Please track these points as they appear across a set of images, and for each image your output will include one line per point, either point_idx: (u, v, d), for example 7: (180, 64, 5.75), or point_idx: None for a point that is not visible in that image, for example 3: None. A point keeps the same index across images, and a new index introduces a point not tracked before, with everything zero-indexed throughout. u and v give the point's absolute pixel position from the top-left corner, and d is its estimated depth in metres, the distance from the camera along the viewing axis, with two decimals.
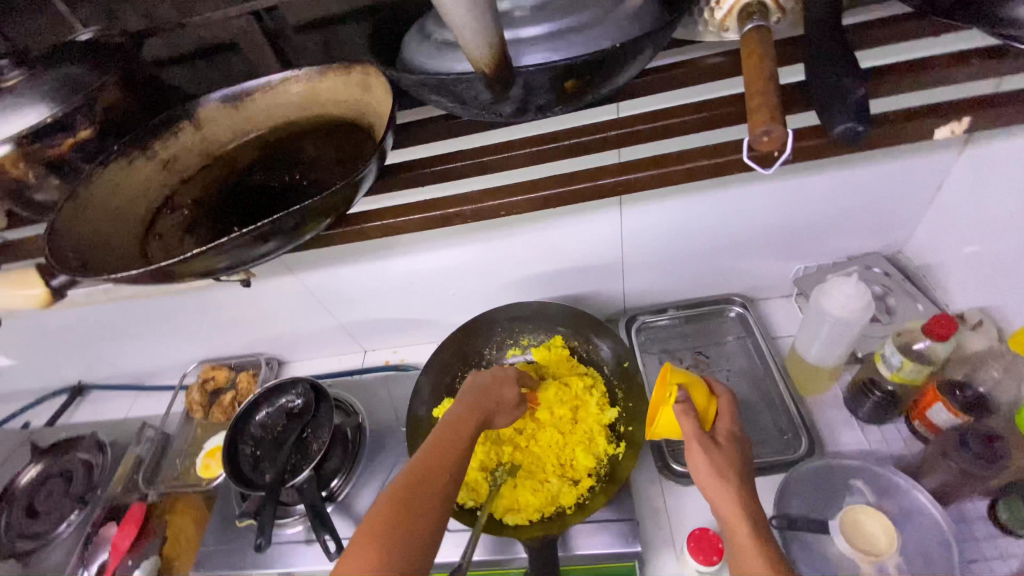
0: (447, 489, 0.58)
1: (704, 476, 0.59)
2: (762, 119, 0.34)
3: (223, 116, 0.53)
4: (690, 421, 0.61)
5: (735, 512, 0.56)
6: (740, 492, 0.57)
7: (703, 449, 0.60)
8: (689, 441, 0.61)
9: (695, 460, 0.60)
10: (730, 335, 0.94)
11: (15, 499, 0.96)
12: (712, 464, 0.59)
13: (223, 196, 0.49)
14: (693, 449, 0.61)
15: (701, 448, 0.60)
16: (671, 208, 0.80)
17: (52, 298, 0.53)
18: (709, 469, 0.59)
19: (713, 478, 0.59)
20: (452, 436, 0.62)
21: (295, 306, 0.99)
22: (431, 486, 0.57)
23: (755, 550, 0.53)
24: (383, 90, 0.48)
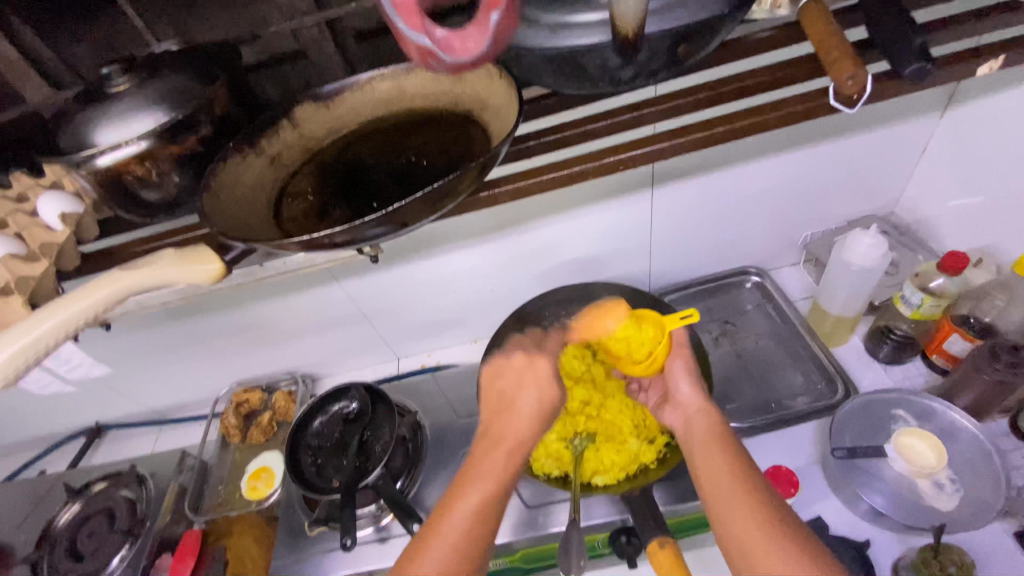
0: (473, 523, 0.54)
1: (677, 378, 0.68)
2: (847, 67, 0.41)
3: (316, 113, 0.55)
4: (682, 333, 0.71)
5: (715, 458, 0.58)
6: (704, 395, 0.66)
7: (687, 354, 0.70)
8: (674, 349, 0.70)
9: (673, 363, 0.69)
10: (749, 304, 1.01)
11: (56, 541, 0.92)
12: (688, 366, 0.68)
13: (340, 185, 0.52)
14: (678, 355, 0.69)
15: (689, 354, 0.70)
16: (697, 185, 0.88)
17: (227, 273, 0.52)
18: (685, 371, 0.68)
19: (686, 378, 0.68)
20: (507, 429, 0.61)
21: (335, 316, 1.00)
22: (492, 479, 0.57)
23: (720, 447, 0.59)
24: (487, 75, 0.52)
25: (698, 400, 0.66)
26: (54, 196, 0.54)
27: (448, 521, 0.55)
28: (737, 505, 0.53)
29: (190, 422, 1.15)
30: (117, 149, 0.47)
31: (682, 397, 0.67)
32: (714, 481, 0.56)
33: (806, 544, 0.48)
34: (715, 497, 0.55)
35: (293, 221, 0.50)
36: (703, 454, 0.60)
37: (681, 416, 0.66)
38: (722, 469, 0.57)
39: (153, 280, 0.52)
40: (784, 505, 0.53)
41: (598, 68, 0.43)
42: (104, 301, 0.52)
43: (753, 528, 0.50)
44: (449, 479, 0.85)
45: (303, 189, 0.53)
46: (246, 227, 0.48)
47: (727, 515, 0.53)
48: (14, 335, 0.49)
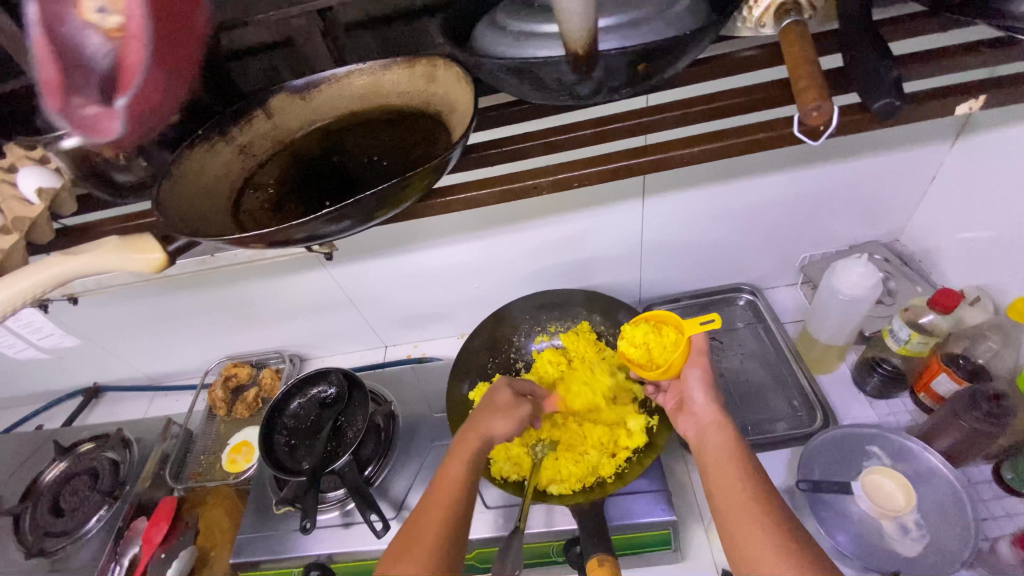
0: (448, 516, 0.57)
1: (691, 387, 0.67)
2: (813, 97, 0.40)
3: (291, 105, 0.55)
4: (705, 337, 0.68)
5: (732, 471, 0.57)
6: (720, 405, 0.65)
7: (705, 362, 0.67)
8: (693, 355, 0.68)
9: (690, 371, 0.67)
10: (740, 322, 0.99)
11: (40, 496, 0.97)
12: (705, 374, 0.66)
13: (304, 178, 0.53)
14: (699, 359, 0.67)
15: (706, 362, 0.67)
16: (689, 199, 0.86)
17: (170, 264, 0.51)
18: (701, 379, 0.66)
19: (700, 386, 0.66)
20: (479, 416, 0.68)
21: (323, 300, 1.01)
22: (470, 448, 0.64)
23: (734, 464, 0.58)
24: (456, 78, 0.51)
25: (713, 411, 0.64)
26: (34, 170, 0.55)
27: (438, 488, 0.60)
28: (750, 526, 0.52)
29: (183, 390, 1.18)
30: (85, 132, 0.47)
31: (696, 406, 0.66)
32: (728, 502, 0.55)
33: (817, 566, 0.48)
34: (730, 515, 0.55)
35: (251, 211, 0.50)
36: (716, 469, 0.59)
37: (695, 425, 0.65)
38: (737, 491, 0.56)
39: (92, 269, 0.51)
40: (797, 524, 0.52)
41: (555, 82, 0.41)
42: (57, 278, 0.51)
43: (762, 547, 0.50)
44: (416, 472, 0.86)
45: (267, 179, 0.53)
46: (203, 215, 0.49)
47: (740, 535, 0.53)
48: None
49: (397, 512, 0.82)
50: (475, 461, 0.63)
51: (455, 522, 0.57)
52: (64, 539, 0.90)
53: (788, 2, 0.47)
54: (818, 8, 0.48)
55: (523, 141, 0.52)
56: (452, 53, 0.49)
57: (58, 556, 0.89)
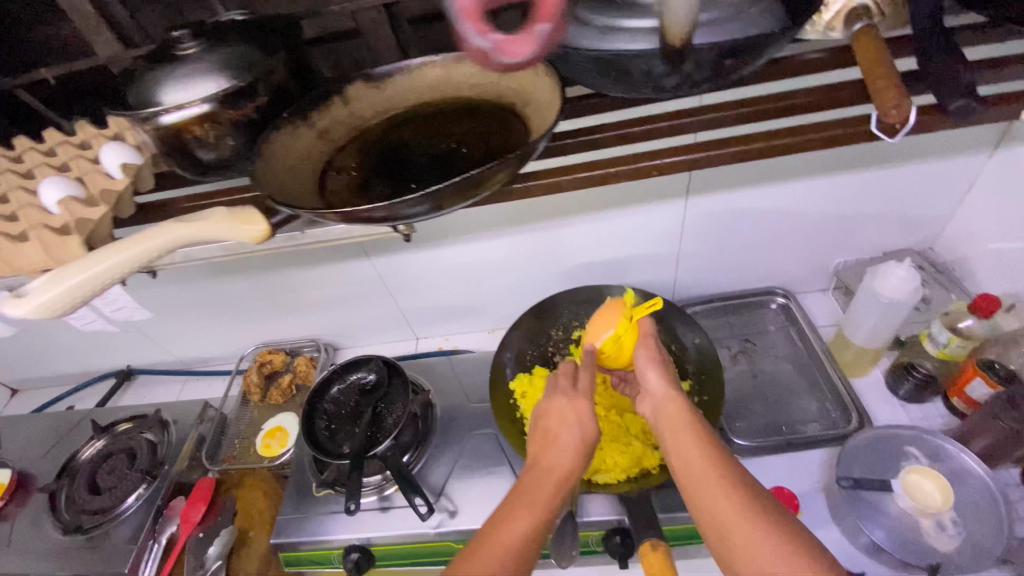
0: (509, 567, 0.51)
1: (641, 369, 0.66)
2: (893, 96, 0.42)
3: (366, 93, 0.57)
4: (650, 321, 0.69)
5: (693, 446, 0.57)
6: (671, 381, 0.64)
7: (654, 342, 0.68)
8: (642, 339, 0.68)
9: (639, 354, 0.67)
10: (772, 325, 1.01)
11: (77, 473, 0.99)
12: (654, 354, 0.66)
13: (383, 162, 0.55)
14: (647, 342, 0.68)
15: (654, 342, 0.68)
16: (731, 200, 0.87)
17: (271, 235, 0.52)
18: (651, 360, 0.66)
19: (653, 368, 0.65)
20: (555, 455, 0.59)
21: (361, 290, 1.03)
22: (545, 499, 0.56)
23: (693, 433, 0.58)
24: (533, 71, 0.53)
25: (665, 387, 0.63)
26: (117, 146, 0.58)
27: (501, 542, 0.52)
28: (719, 493, 0.53)
29: (215, 375, 1.20)
30: (182, 109, 0.50)
31: (649, 386, 0.65)
32: (694, 474, 0.55)
33: (786, 526, 0.50)
34: (694, 486, 0.55)
35: (336, 192, 0.52)
36: (676, 441, 0.58)
37: (651, 405, 0.64)
38: (700, 459, 0.56)
39: (202, 236, 0.53)
40: (756, 485, 0.54)
41: (643, 75, 0.43)
42: (160, 249, 0.53)
43: (735, 514, 0.51)
44: (452, 460, 0.87)
45: (347, 163, 0.55)
46: (293, 194, 0.51)
47: (710, 503, 0.53)
48: (76, 268, 0.52)
49: (435, 500, 0.83)
50: (548, 516, 0.55)
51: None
52: (103, 516, 0.91)
53: (860, 7, 0.48)
54: (886, 13, 0.49)
55: (595, 134, 0.54)
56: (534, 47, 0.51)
57: (96, 533, 0.91)
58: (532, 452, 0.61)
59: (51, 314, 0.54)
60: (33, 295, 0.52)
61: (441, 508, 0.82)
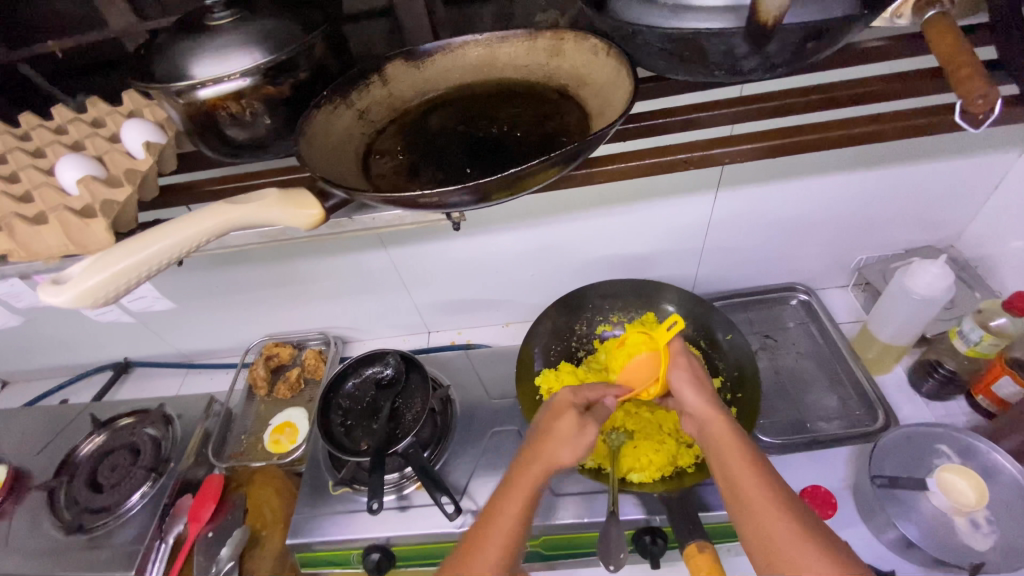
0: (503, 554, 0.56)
1: (677, 391, 0.65)
2: (980, 86, 0.40)
3: (406, 73, 0.54)
4: (678, 341, 0.68)
5: (740, 465, 0.57)
6: (710, 399, 0.63)
7: (686, 361, 0.67)
8: (674, 358, 0.68)
9: (673, 374, 0.66)
10: (791, 321, 0.99)
11: (77, 470, 0.94)
12: (688, 373, 0.65)
13: (429, 145, 0.52)
14: (679, 360, 0.67)
15: (685, 362, 0.67)
16: (760, 194, 0.86)
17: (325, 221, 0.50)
18: (685, 380, 0.65)
19: (689, 391, 0.64)
20: (541, 450, 0.60)
21: (375, 281, 1.00)
22: (528, 487, 0.59)
23: (741, 454, 0.58)
24: (590, 52, 0.51)
25: (706, 407, 0.63)
26: (139, 124, 0.54)
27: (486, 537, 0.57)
28: (771, 515, 0.53)
29: (217, 368, 1.16)
30: (218, 83, 0.47)
31: (690, 406, 0.64)
32: (743, 495, 0.55)
33: (835, 551, 0.50)
34: (743, 505, 0.55)
35: (382, 176, 0.49)
36: (723, 461, 0.58)
37: (695, 425, 0.63)
38: (749, 480, 0.56)
39: (257, 219, 0.50)
40: (807, 511, 0.54)
41: (721, 55, 0.41)
42: (211, 233, 0.49)
43: (785, 535, 0.52)
44: (474, 458, 0.85)
45: (390, 146, 0.52)
46: (337, 178, 0.47)
47: (759, 523, 0.53)
48: (124, 251, 0.47)
49: (459, 499, 0.80)
50: (531, 504, 0.59)
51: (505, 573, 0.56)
52: (106, 515, 0.87)
53: None
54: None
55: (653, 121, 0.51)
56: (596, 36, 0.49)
57: (99, 532, 0.87)
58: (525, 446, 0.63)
59: (85, 304, 0.48)
60: (74, 281, 0.47)
61: (466, 508, 0.80)
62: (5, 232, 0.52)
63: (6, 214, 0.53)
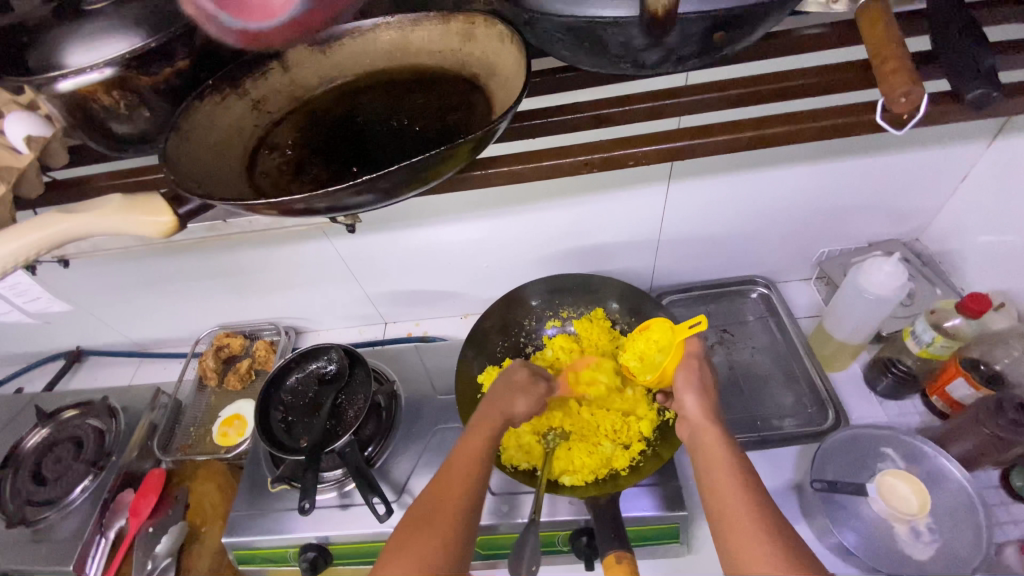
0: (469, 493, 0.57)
1: (680, 393, 0.64)
2: (903, 83, 0.38)
3: (310, 59, 0.50)
4: (699, 343, 0.68)
5: (723, 472, 0.55)
6: (708, 407, 0.62)
7: (698, 365, 0.66)
8: (686, 358, 0.68)
9: (679, 373, 0.66)
10: (751, 315, 0.97)
11: (22, 463, 0.93)
12: (695, 377, 0.64)
13: (325, 139, 0.48)
14: (691, 361, 0.67)
15: (696, 365, 0.66)
16: (716, 186, 0.82)
17: (180, 228, 0.48)
18: (691, 383, 0.64)
19: (693, 394, 0.63)
20: (500, 402, 0.65)
21: (323, 272, 0.96)
22: (482, 438, 0.62)
23: (729, 470, 0.55)
24: (499, 38, 0.46)
25: (703, 415, 0.61)
26: (21, 117, 0.51)
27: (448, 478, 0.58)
28: (745, 529, 0.50)
29: (170, 358, 1.13)
30: (81, 74, 0.42)
31: (687, 411, 0.63)
32: (726, 514, 0.52)
33: (808, 575, 0.46)
34: (721, 513, 0.53)
35: (267, 174, 0.46)
36: (710, 469, 0.56)
37: (687, 430, 0.62)
38: (733, 500, 0.53)
39: (94, 228, 0.48)
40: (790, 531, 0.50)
41: (619, 47, 0.37)
42: (39, 246, 0.48)
43: (755, 545, 0.49)
44: (418, 455, 0.83)
45: (284, 140, 0.48)
46: (219, 178, 0.44)
47: (736, 542, 0.50)
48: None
49: (398, 497, 0.79)
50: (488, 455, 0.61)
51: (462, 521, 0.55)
52: (49, 510, 0.86)
53: None
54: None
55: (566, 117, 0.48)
56: (505, 21, 0.45)
57: (42, 526, 0.85)
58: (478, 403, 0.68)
59: None
60: None
61: (403, 505, 0.78)
62: None
63: None
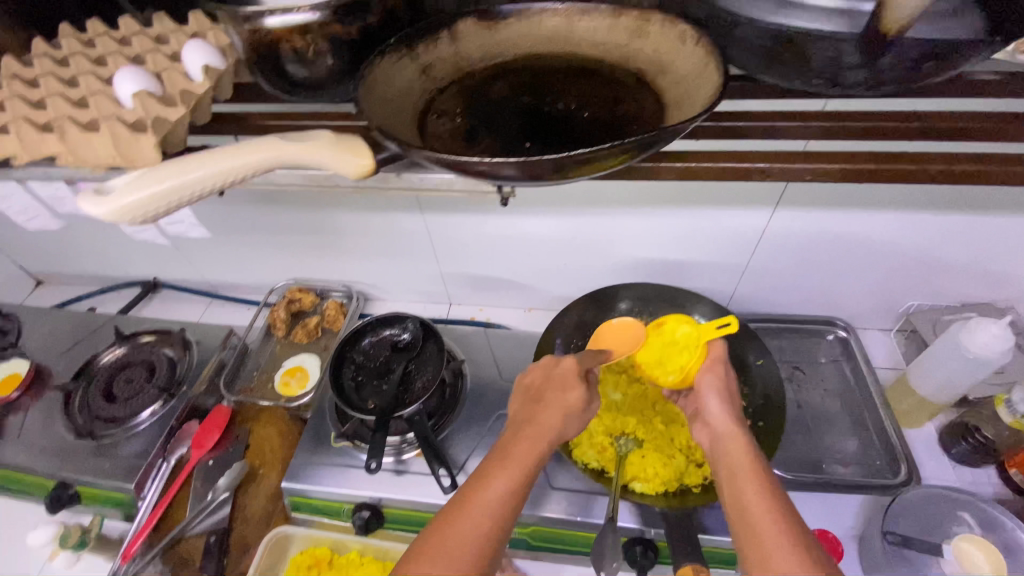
0: (499, 520, 0.51)
1: (706, 395, 0.61)
2: None
3: (477, 33, 0.52)
4: (719, 346, 0.64)
5: (746, 477, 0.53)
6: (736, 415, 0.59)
7: (722, 371, 0.63)
8: (708, 362, 0.64)
9: (704, 378, 0.63)
10: (824, 356, 0.95)
11: (95, 377, 0.98)
12: (720, 382, 0.61)
13: (487, 112, 0.49)
14: (715, 369, 0.63)
15: (722, 370, 0.63)
16: (821, 221, 0.81)
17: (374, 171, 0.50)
18: (715, 386, 0.61)
19: (716, 394, 0.61)
20: (540, 418, 0.58)
21: (407, 244, 0.98)
22: (524, 459, 0.55)
23: (752, 473, 0.54)
24: (678, 38, 0.48)
25: (729, 422, 0.58)
26: (200, 47, 0.55)
27: (481, 494, 0.52)
28: (767, 533, 0.48)
29: (239, 303, 1.17)
30: (289, 14, 0.45)
31: (710, 414, 0.60)
32: (750, 521, 0.50)
33: None
34: (744, 523, 0.51)
35: (435, 137, 0.47)
36: (732, 474, 0.54)
37: (710, 435, 0.59)
38: (755, 498, 0.51)
39: (304, 159, 0.50)
40: (814, 539, 0.49)
41: (827, 61, 0.42)
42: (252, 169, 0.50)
43: (779, 551, 0.47)
44: (476, 437, 0.84)
45: (451, 108, 0.50)
46: (397, 132, 0.46)
47: (759, 546, 0.48)
48: (168, 170, 0.49)
49: (455, 474, 0.79)
50: (528, 478, 0.54)
51: (495, 539, 0.50)
52: (117, 427, 0.89)
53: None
54: None
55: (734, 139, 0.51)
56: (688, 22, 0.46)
57: (106, 441, 0.89)
58: (520, 410, 0.61)
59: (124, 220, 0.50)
60: (117, 195, 0.48)
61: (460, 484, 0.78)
62: (57, 135, 0.53)
63: (59, 117, 0.54)
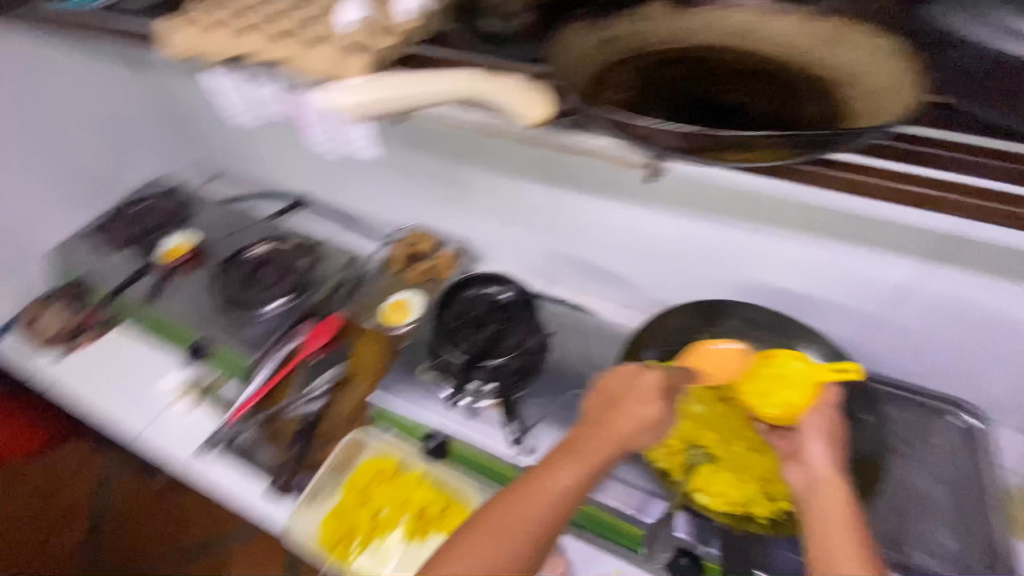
0: (560, 510, 0.55)
1: (809, 438, 0.60)
2: None
3: (663, 17, 0.54)
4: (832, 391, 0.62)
5: (841, 533, 0.53)
6: (839, 465, 0.58)
7: (831, 415, 0.61)
8: (818, 403, 0.62)
9: (810, 419, 0.61)
10: (943, 442, 0.82)
11: (242, 264, 1.13)
12: (826, 426, 0.60)
13: (656, 91, 0.51)
14: (824, 412, 0.62)
15: (830, 415, 0.62)
16: (981, 290, 0.72)
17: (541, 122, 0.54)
18: (820, 432, 0.60)
19: (820, 440, 0.60)
20: (613, 421, 0.59)
21: (526, 213, 1.02)
22: (591, 458, 0.57)
23: (846, 531, 0.53)
24: (871, 50, 0.47)
25: (830, 469, 0.58)
26: None
27: (545, 483, 0.55)
28: None
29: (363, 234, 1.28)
30: None
31: (810, 458, 0.59)
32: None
33: None
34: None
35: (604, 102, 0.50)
36: (827, 527, 0.54)
37: (804, 477, 0.59)
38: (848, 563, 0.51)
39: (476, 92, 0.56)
40: None
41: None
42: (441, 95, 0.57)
43: None
44: (548, 406, 0.84)
45: (623, 81, 0.52)
46: (575, 94, 0.51)
47: None
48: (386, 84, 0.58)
49: (521, 435, 0.80)
50: (591, 477, 0.56)
51: (554, 528, 0.55)
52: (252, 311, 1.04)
53: None
54: None
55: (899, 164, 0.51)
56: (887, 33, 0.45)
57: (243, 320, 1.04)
58: (594, 409, 0.62)
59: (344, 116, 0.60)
60: (351, 92, 0.58)
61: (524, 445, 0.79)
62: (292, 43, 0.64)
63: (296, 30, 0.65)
